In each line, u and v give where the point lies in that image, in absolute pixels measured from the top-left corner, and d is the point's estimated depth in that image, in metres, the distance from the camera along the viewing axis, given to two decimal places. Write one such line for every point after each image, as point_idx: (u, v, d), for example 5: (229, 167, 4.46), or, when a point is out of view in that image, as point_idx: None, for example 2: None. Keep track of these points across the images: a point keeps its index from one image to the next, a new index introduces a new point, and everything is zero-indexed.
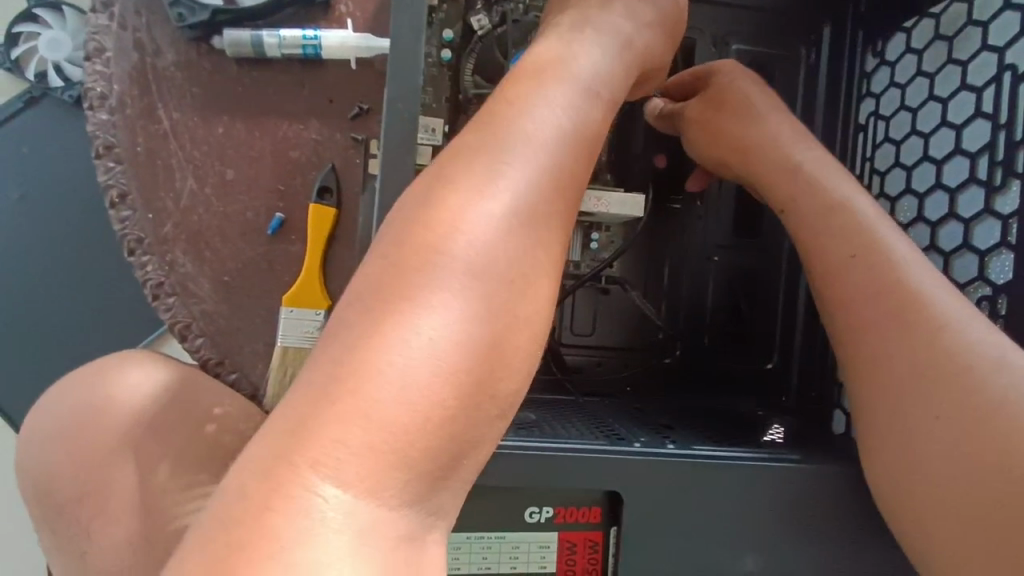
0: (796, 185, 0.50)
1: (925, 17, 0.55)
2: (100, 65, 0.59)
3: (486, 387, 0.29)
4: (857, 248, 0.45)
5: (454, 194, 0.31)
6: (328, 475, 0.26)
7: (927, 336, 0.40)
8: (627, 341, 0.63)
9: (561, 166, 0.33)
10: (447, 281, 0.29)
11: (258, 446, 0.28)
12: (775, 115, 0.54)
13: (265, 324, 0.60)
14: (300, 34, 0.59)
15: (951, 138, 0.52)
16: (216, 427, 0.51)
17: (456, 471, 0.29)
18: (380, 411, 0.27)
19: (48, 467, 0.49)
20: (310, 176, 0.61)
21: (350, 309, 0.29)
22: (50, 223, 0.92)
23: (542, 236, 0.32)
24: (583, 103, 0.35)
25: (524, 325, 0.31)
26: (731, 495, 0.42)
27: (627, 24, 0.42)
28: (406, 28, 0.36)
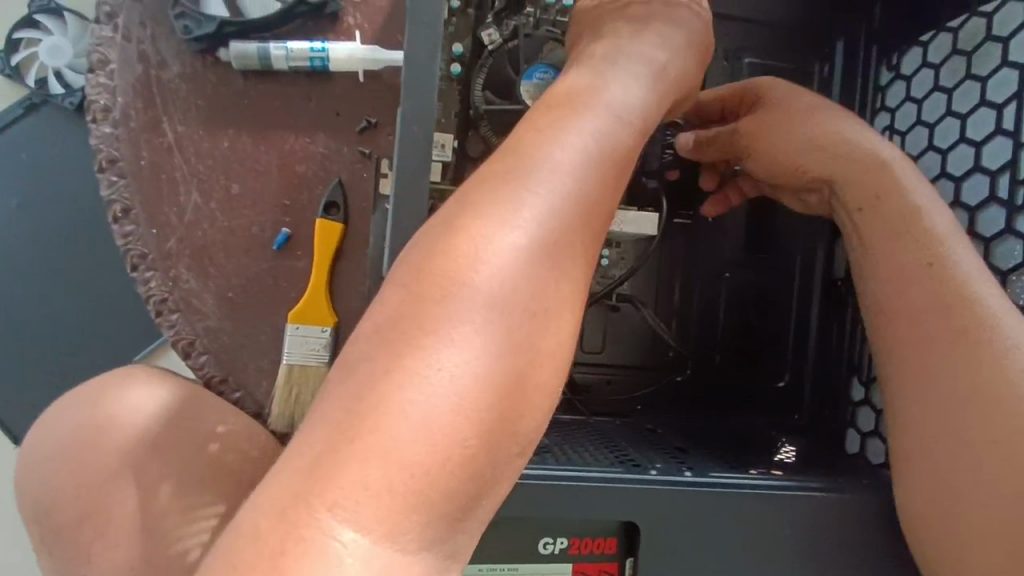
0: (884, 185, 0.45)
1: (942, 31, 0.54)
2: (103, 78, 0.58)
3: (508, 425, 0.28)
4: (933, 255, 0.42)
5: (477, 223, 0.30)
6: (344, 518, 0.25)
7: (987, 357, 0.38)
8: (637, 358, 0.62)
9: (589, 195, 0.33)
10: (470, 314, 0.28)
11: (270, 484, 0.26)
12: (849, 120, 0.48)
13: (270, 341, 0.59)
14: (308, 47, 0.58)
15: (970, 155, 0.51)
16: (219, 446, 0.50)
17: (474, 510, 0.28)
18: (402, 452, 0.26)
19: (48, 488, 0.48)
20: (317, 191, 0.60)
21: (369, 342, 0.28)
22: (47, 233, 0.91)
23: (565, 265, 0.31)
24: (614, 129, 0.35)
25: (546, 358, 0.30)
26: (750, 523, 0.41)
27: (660, 52, 0.41)
28: (426, 47, 0.35)
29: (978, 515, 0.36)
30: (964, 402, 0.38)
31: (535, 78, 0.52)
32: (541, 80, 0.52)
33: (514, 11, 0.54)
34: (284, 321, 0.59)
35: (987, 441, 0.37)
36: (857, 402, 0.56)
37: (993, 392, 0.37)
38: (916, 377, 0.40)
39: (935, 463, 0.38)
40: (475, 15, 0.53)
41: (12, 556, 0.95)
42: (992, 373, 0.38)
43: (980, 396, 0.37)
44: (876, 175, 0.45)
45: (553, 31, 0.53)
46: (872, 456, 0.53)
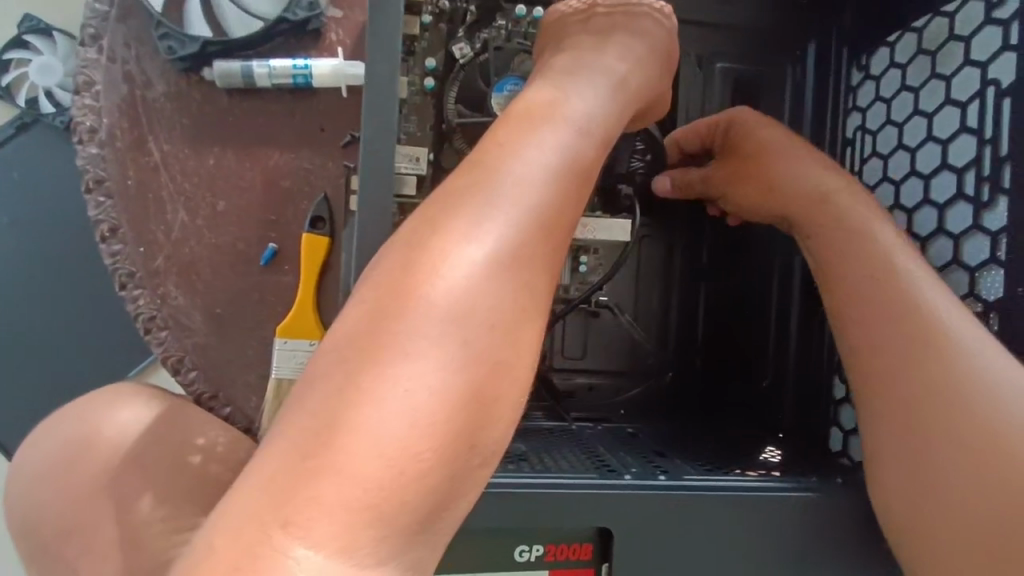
0: (825, 212, 0.48)
1: (908, 31, 0.55)
2: (88, 99, 0.58)
3: (469, 437, 0.29)
4: (877, 269, 0.44)
5: (436, 240, 0.31)
6: (300, 535, 0.25)
7: (934, 359, 0.39)
8: (618, 364, 0.63)
9: (549, 207, 0.33)
10: (427, 329, 0.29)
11: (234, 501, 0.27)
12: (798, 151, 0.51)
13: (258, 356, 0.60)
14: (290, 64, 0.58)
15: (937, 154, 0.52)
16: (202, 459, 0.51)
17: (436, 522, 0.29)
18: (358, 467, 0.26)
19: (36, 503, 0.49)
20: (302, 206, 0.61)
21: (331, 359, 0.29)
22: (39, 252, 0.92)
23: (526, 278, 0.32)
24: (575, 143, 0.35)
25: (508, 371, 0.30)
26: (723, 526, 0.42)
27: (620, 64, 0.42)
28: (387, 66, 0.36)
29: (940, 513, 0.37)
30: (924, 402, 0.39)
31: (504, 91, 0.54)
32: (511, 92, 0.54)
33: (483, 26, 0.56)
34: (272, 335, 0.60)
35: (944, 439, 0.38)
36: (838, 400, 0.55)
37: (950, 390, 0.38)
38: (881, 377, 0.41)
39: (899, 463, 0.39)
40: (446, 30, 0.55)
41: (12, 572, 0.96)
42: (951, 375, 0.39)
43: (940, 396, 0.38)
44: (819, 205, 0.48)
45: (523, 44, 0.55)
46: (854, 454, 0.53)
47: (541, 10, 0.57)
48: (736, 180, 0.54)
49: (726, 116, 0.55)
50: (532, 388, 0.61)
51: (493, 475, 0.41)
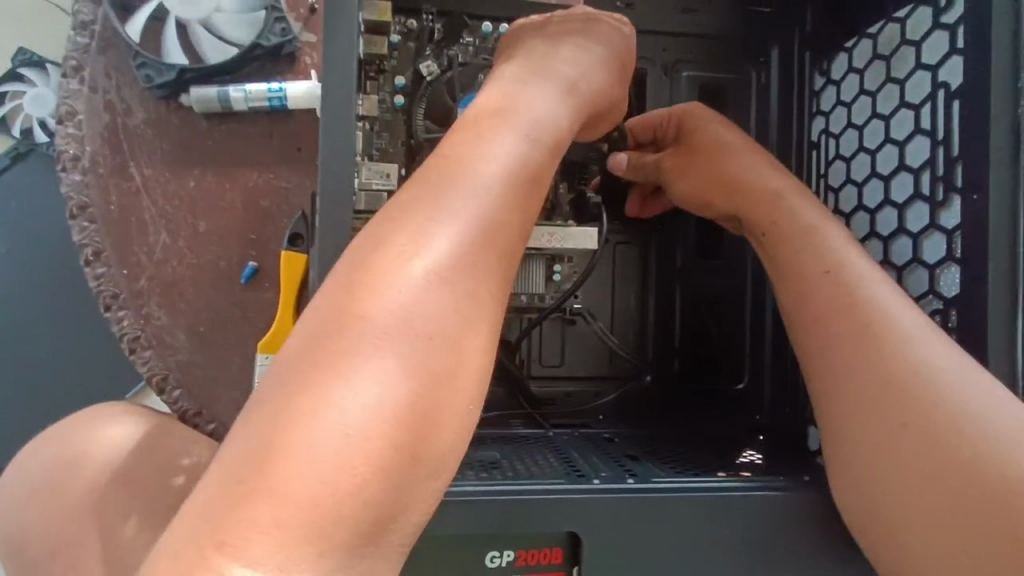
0: (778, 207, 0.49)
1: (864, 37, 0.57)
2: (71, 128, 0.60)
3: (410, 451, 0.30)
4: (830, 263, 0.45)
5: (380, 257, 0.32)
6: (234, 554, 0.26)
7: (889, 354, 0.41)
8: (596, 369, 0.64)
9: (492, 222, 0.34)
10: (367, 347, 0.30)
11: (177, 527, 0.28)
12: (746, 151, 0.53)
13: (241, 371, 0.61)
14: (266, 87, 0.60)
15: (895, 154, 0.53)
16: (185, 477, 0.52)
17: (385, 535, 0.30)
18: (297, 484, 0.27)
19: (20, 525, 0.50)
20: (282, 224, 0.63)
21: (281, 375, 0.30)
22: (34, 279, 0.94)
23: (470, 290, 0.33)
24: (523, 154, 0.37)
25: (452, 381, 0.31)
26: (683, 525, 0.42)
27: (571, 69, 0.43)
28: (342, 88, 0.38)
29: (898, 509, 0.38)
30: (877, 401, 0.40)
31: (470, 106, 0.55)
32: None
33: (451, 43, 0.58)
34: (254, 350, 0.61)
35: (896, 433, 0.39)
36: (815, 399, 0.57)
37: (895, 389, 0.40)
38: (836, 378, 0.42)
39: (858, 461, 0.40)
40: (413, 49, 0.56)
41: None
42: (902, 370, 0.40)
43: (893, 391, 0.39)
44: (772, 202, 0.49)
45: (489, 59, 0.57)
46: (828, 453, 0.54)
47: (506, 26, 0.58)
48: (682, 174, 0.56)
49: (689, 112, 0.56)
50: (511, 397, 0.61)
51: (459, 484, 0.42)
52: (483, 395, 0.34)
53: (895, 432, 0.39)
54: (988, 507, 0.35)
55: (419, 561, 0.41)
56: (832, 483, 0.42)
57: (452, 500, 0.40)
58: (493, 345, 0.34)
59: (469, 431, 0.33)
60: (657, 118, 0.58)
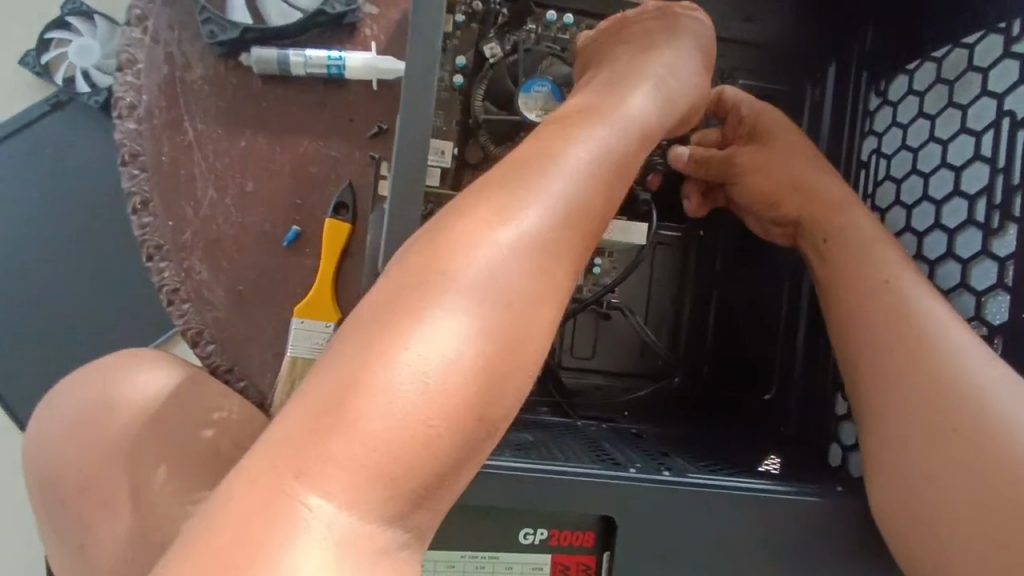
0: (845, 217, 0.53)
1: (927, 60, 0.57)
2: (130, 76, 0.61)
3: (475, 410, 0.31)
4: (890, 274, 0.49)
5: (467, 225, 0.34)
6: (310, 485, 0.28)
7: (934, 360, 0.43)
8: (626, 366, 0.65)
9: (577, 203, 0.36)
10: (449, 303, 0.31)
11: (254, 452, 0.30)
12: (812, 164, 0.56)
13: (276, 334, 0.62)
14: (326, 55, 0.61)
15: (950, 179, 0.54)
16: (213, 433, 0.54)
17: (441, 490, 0.31)
18: (372, 428, 0.29)
19: (58, 459, 0.52)
20: (328, 192, 0.63)
21: (363, 323, 0.32)
22: (78, 229, 0.99)
23: (546, 263, 0.34)
24: (613, 141, 0.38)
25: (521, 349, 0.33)
26: (709, 517, 0.42)
27: (670, 61, 0.46)
28: (426, 58, 0.38)
29: (904, 516, 0.41)
30: (918, 406, 0.42)
31: (531, 91, 0.54)
32: (537, 93, 0.55)
33: (516, 28, 0.58)
34: (290, 314, 0.62)
35: (921, 437, 0.41)
36: (841, 415, 0.57)
37: (936, 393, 0.42)
38: (872, 378, 0.46)
39: (883, 462, 0.43)
40: (478, 31, 0.56)
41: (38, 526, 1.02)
42: (947, 374, 0.42)
43: (936, 395, 0.42)
44: (840, 212, 0.53)
45: (553, 48, 0.57)
46: (852, 469, 0.54)
47: (571, 17, 0.59)
48: (755, 172, 0.57)
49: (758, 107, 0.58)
50: (541, 383, 0.62)
51: (497, 459, 0.42)
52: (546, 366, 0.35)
53: (934, 433, 0.41)
54: (993, 524, 0.38)
55: (452, 530, 0.42)
56: (867, 479, 0.43)
57: (492, 475, 0.41)
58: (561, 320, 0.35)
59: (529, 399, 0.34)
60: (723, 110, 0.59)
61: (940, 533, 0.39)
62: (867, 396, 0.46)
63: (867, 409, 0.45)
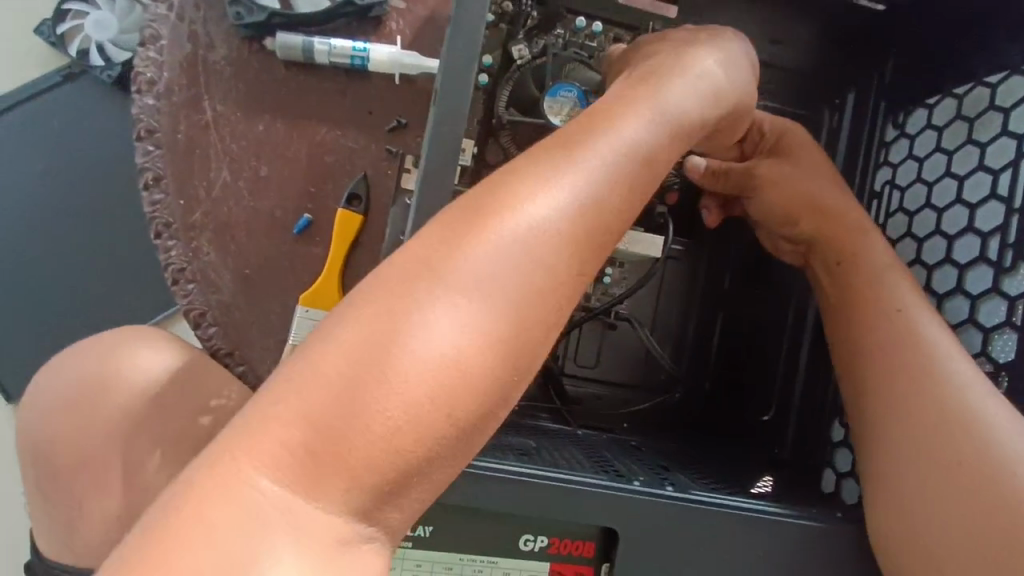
0: (862, 242, 0.53)
1: (948, 96, 0.57)
2: (153, 52, 0.60)
3: (445, 409, 0.29)
4: (904, 304, 0.49)
5: (473, 215, 0.33)
6: (267, 472, 0.27)
7: (947, 393, 0.43)
8: (627, 377, 0.65)
9: (585, 206, 0.35)
10: (432, 296, 0.30)
11: (221, 432, 0.29)
12: (830, 187, 0.56)
13: (280, 320, 0.61)
14: (351, 46, 0.61)
15: (964, 216, 0.54)
16: (211, 420, 0.53)
17: (405, 491, 0.30)
18: (335, 419, 0.28)
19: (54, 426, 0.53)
20: (341, 182, 0.63)
21: (353, 306, 0.31)
22: (84, 201, 0.98)
23: (545, 261, 0.33)
24: (637, 143, 0.38)
25: (509, 349, 0.31)
26: (710, 534, 0.42)
27: (716, 68, 0.45)
28: (464, 58, 0.39)
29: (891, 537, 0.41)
30: (925, 437, 0.42)
31: (558, 95, 0.55)
32: (564, 98, 0.55)
33: (544, 33, 0.58)
34: (295, 302, 0.61)
35: (916, 461, 0.42)
36: (837, 441, 0.58)
37: (947, 428, 0.42)
38: (880, 399, 0.46)
39: (880, 484, 0.43)
40: (507, 32, 0.57)
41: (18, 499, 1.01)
42: (956, 409, 0.42)
43: (946, 430, 0.42)
44: (856, 236, 0.54)
45: (581, 53, 0.58)
46: (846, 496, 0.55)
47: (600, 25, 0.59)
48: (775, 185, 0.57)
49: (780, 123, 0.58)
50: (543, 390, 0.63)
51: (500, 462, 0.41)
52: (533, 369, 0.33)
53: (940, 468, 0.41)
54: (983, 554, 0.38)
55: (451, 530, 0.42)
56: (868, 505, 0.43)
57: (495, 476, 0.40)
58: (556, 322, 0.33)
59: (511, 403, 0.32)
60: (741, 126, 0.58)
61: (931, 560, 0.40)
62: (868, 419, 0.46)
63: (873, 435, 0.45)
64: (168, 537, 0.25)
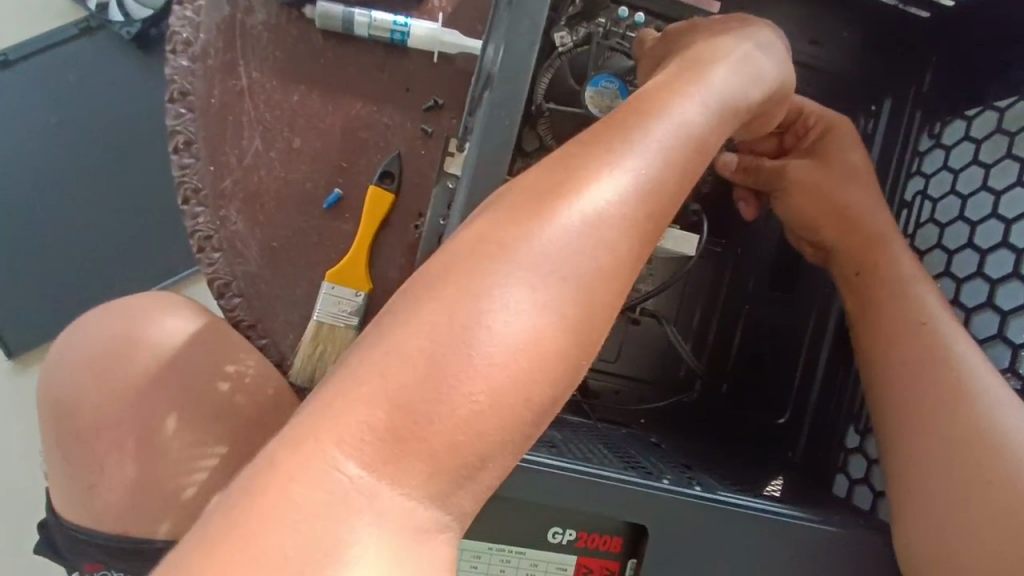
0: (884, 254, 0.53)
1: (989, 108, 0.57)
2: (189, 12, 0.59)
3: (524, 393, 0.30)
4: (927, 316, 0.49)
5: (535, 206, 0.33)
6: (351, 454, 0.28)
7: (972, 416, 0.44)
8: (647, 373, 0.66)
9: (645, 189, 0.35)
10: (507, 278, 0.31)
11: (295, 418, 0.29)
12: (863, 197, 0.56)
13: (305, 295, 0.61)
14: (391, 19, 0.60)
15: (998, 231, 0.55)
16: (229, 386, 0.58)
17: (480, 472, 0.30)
18: (419, 400, 0.28)
19: (79, 389, 0.58)
20: (374, 159, 0.62)
21: (420, 292, 0.31)
22: (98, 159, 0.96)
23: (612, 246, 0.33)
24: (691, 126, 0.38)
25: (577, 331, 0.32)
26: (739, 539, 0.43)
27: (761, 59, 0.45)
28: (525, 41, 0.42)
29: (910, 535, 0.43)
30: (955, 458, 0.43)
31: (599, 86, 0.55)
32: (605, 89, 0.55)
33: (586, 20, 0.57)
34: (320, 278, 0.61)
35: (943, 474, 0.43)
36: (851, 448, 0.59)
37: (976, 450, 0.42)
38: (903, 414, 0.46)
39: (907, 499, 0.44)
40: (550, 18, 0.56)
41: (15, 454, 0.99)
42: (985, 431, 0.43)
43: (975, 451, 0.42)
44: (878, 250, 0.54)
45: (623, 44, 0.57)
46: (859, 502, 0.56)
47: (643, 16, 0.58)
48: (805, 187, 0.58)
49: (825, 117, 0.58)
50: None
51: (532, 452, 0.41)
52: (596, 351, 0.33)
53: (966, 490, 0.42)
54: (1007, 553, 0.39)
55: (483, 519, 0.42)
56: (895, 518, 0.44)
57: (532, 466, 0.40)
58: (618, 304, 0.34)
59: (577, 384, 0.33)
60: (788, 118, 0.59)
61: (955, 559, 0.41)
62: (887, 427, 0.47)
63: (897, 454, 0.46)
64: (243, 526, 0.26)
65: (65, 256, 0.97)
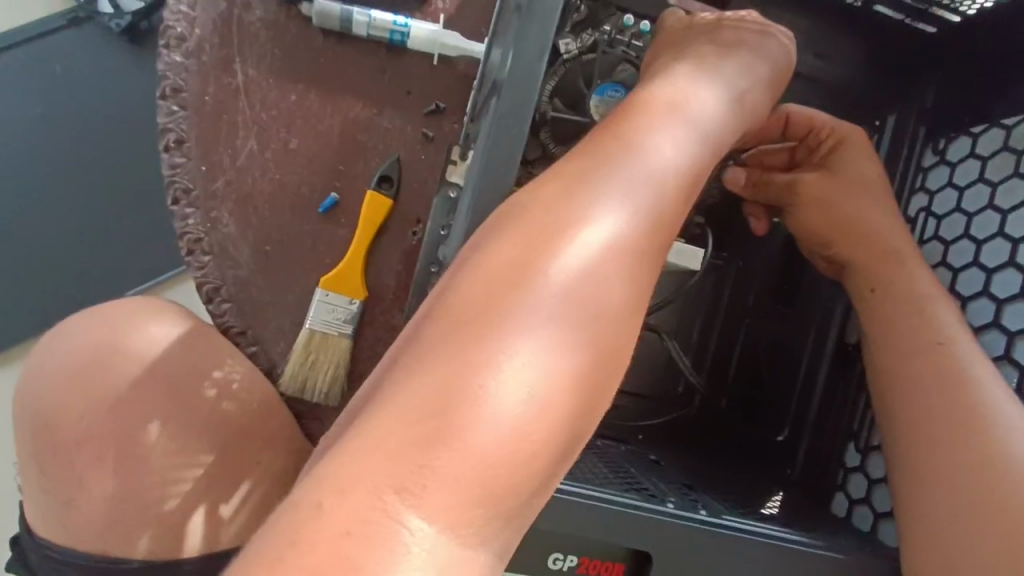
0: (899, 272, 0.52)
1: (995, 125, 0.56)
2: (184, 6, 0.57)
3: (570, 426, 0.32)
4: (945, 335, 0.48)
5: (569, 243, 0.34)
6: (412, 506, 0.28)
7: (988, 440, 0.43)
8: (649, 389, 0.65)
9: (667, 220, 0.37)
10: (549, 317, 0.32)
11: (331, 466, 0.29)
12: (870, 211, 0.55)
13: (297, 303, 0.59)
14: (392, 19, 0.58)
15: (1005, 250, 0.54)
16: (216, 392, 0.57)
17: (528, 508, 0.31)
18: (476, 442, 0.29)
19: (60, 398, 0.56)
20: (372, 163, 0.60)
21: (455, 330, 0.32)
22: (81, 154, 0.93)
23: (640, 279, 0.36)
24: (697, 151, 0.40)
25: (611, 361, 0.34)
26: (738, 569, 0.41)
27: (741, 81, 0.46)
28: (536, 47, 0.40)
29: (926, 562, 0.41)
30: (970, 483, 0.42)
31: (605, 95, 0.54)
32: (610, 97, 0.54)
33: (589, 27, 0.56)
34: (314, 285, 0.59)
35: (960, 500, 0.42)
36: (850, 467, 0.57)
37: (994, 476, 0.41)
38: (921, 437, 0.45)
39: (922, 524, 0.43)
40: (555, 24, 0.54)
41: None
42: (1005, 455, 0.42)
43: (991, 478, 0.41)
44: (887, 266, 0.53)
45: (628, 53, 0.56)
46: (859, 524, 0.55)
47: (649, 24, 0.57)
48: (814, 200, 0.57)
49: (839, 128, 0.58)
50: None
51: None
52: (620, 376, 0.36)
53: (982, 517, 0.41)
54: None
55: None
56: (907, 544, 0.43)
57: None
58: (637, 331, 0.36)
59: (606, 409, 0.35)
60: (801, 127, 0.59)
61: None
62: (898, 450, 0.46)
63: (905, 479, 0.45)
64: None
65: (48, 256, 0.94)
